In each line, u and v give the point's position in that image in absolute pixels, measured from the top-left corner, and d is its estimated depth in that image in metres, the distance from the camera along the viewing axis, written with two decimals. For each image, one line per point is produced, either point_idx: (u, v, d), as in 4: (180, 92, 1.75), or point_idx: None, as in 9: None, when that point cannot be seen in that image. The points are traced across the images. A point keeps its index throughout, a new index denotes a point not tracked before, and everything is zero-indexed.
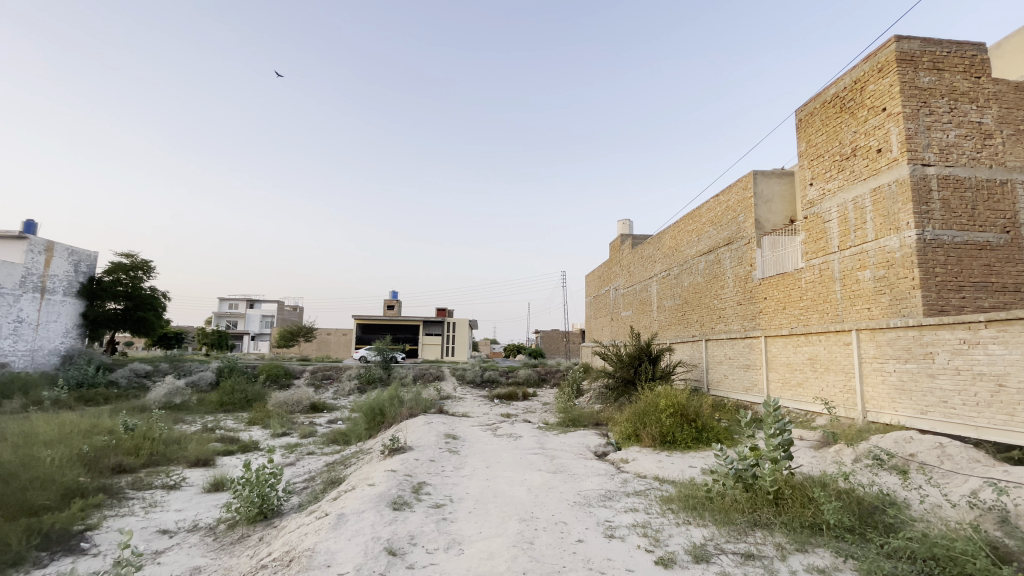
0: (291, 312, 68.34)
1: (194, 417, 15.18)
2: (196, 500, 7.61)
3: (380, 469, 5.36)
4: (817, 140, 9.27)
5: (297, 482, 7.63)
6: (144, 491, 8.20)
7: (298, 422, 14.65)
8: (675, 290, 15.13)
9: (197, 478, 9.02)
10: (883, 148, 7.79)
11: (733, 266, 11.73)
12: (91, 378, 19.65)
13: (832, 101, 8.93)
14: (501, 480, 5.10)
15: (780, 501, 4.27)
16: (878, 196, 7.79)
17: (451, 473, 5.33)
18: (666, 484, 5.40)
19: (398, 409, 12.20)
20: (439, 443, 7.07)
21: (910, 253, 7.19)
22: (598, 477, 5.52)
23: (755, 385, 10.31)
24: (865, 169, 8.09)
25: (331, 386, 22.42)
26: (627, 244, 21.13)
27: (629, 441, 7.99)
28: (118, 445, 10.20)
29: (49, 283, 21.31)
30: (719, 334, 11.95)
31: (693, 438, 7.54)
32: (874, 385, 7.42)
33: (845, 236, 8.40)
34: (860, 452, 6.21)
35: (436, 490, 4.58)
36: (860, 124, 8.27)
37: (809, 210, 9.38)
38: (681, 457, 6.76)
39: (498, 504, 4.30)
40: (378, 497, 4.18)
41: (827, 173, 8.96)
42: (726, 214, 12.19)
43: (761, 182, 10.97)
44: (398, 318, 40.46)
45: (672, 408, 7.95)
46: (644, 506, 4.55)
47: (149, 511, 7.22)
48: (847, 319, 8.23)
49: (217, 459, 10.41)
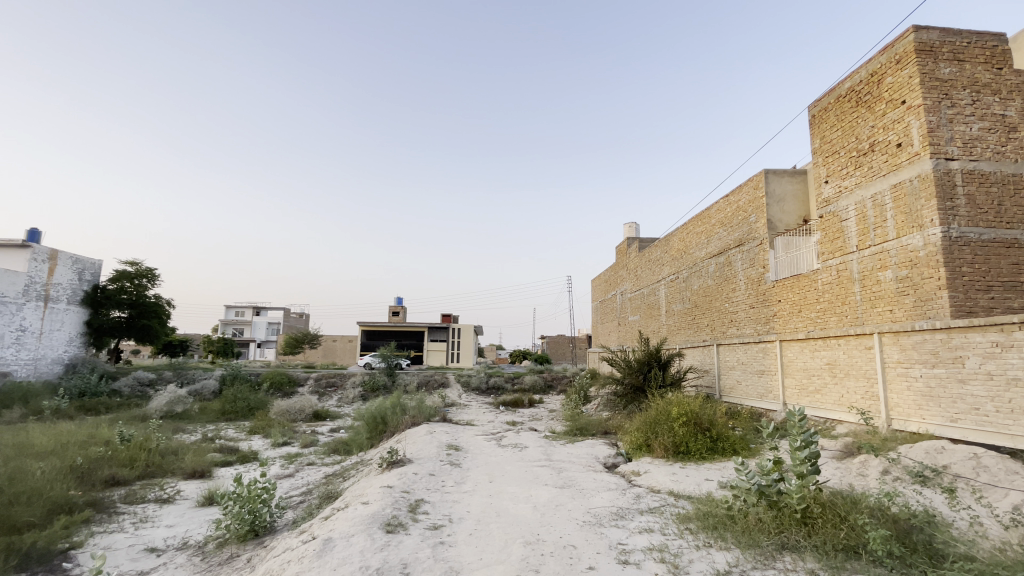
0: (297, 319, 68.37)
1: (195, 427, 14.95)
2: (189, 516, 7.32)
3: (376, 485, 5.04)
4: (832, 136, 8.93)
5: (293, 496, 7.34)
6: (136, 505, 7.92)
7: (300, 431, 14.37)
8: (684, 294, 14.76)
9: (191, 490, 8.72)
10: (904, 143, 7.43)
11: (744, 268, 11.37)
12: (94, 387, 19.50)
13: (847, 95, 8.58)
14: (505, 496, 4.77)
15: (809, 521, 3.94)
16: (899, 192, 7.42)
17: (452, 489, 4.99)
18: (682, 499, 5.05)
19: (400, 417, 11.88)
20: (440, 455, 6.73)
21: (934, 252, 6.81)
22: (609, 493, 5.17)
23: (771, 391, 9.96)
24: (884, 165, 7.74)
25: (336, 393, 22.16)
26: (633, 248, 20.76)
27: (640, 452, 7.64)
28: (113, 456, 9.94)
29: (53, 291, 21.23)
30: (731, 339, 11.58)
31: (708, 449, 7.18)
32: (899, 392, 7.04)
33: (864, 236, 8.03)
34: (888, 464, 5.85)
35: (434, 509, 4.26)
36: (878, 118, 7.92)
37: (824, 209, 9.02)
38: (696, 470, 6.40)
39: (500, 524, 3.97)
40: (371, 517, 3.86)
41: (843, 170, 8.60)
42: (736, 215, 11.83)
43: (773, 182, 10.62)
44: (403, 324, 40.21)
45: (684, 416, 7.60)
46: (660, 526, 4.20)
47: (139, 527, 6.93)
48: (868, 322, 7.84)
49: (214, 470, 10.13)
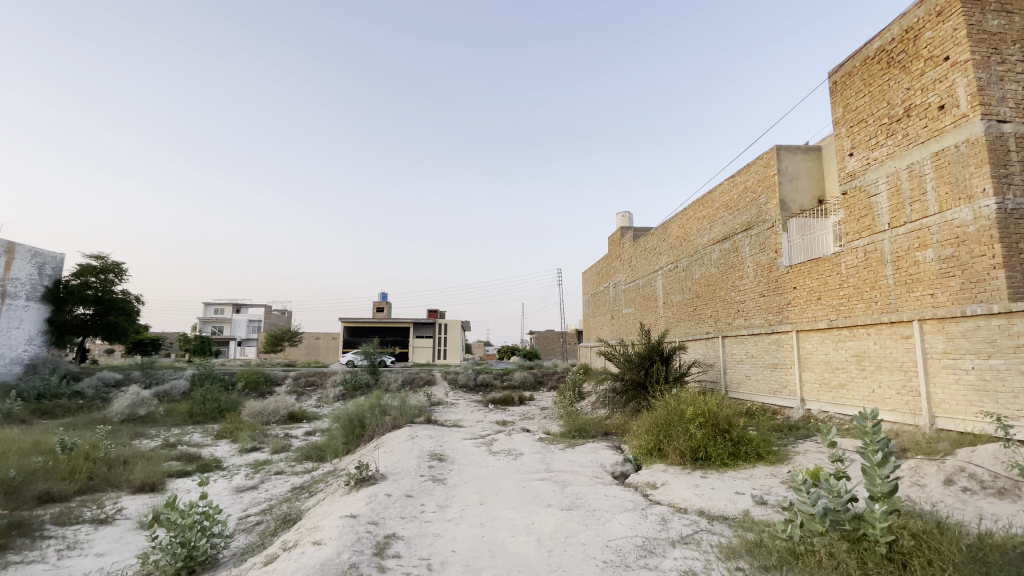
0: (278, 317, 66.53)
1: (158, 431, 13.72)
2: (125, 542, 6.22)
3: (336, 513, 4.01)
4: (857, 103, 8.04)
5: (249, 517, 6.27)
6: (67, 527, 6.76)
7: (272, 434, 13.22)
8: (684, 284, 13.88)
9: (135, 509, 7.57)
10: (947, 104, 6.56)
11: (753, 253, 10.47)
12: (54, 389, 18.13)
13: (876, 56, 7.71)
14: (500, 526, 3.75)
15: (899, 564, 3.06)
16: (943, 160, 6.55)
17: (433, 516, 3.97)
18: (719, 524, 4.10)
19: (380, 418, 10.79)
20: (421, 468, 5.69)
21: (987, 226, 5.92)
22: (626, 515, 4.18)
23: (785, 386, 9.16)
24: (923, 131, 6.86)
25: (315, 393, 20.97)
26: (628, 238, 19.86)
27: (651, 458, 6.69)
28: (52, 467, 8.73)
29: (10, 286, 19.78)
30: (738, 330, 10.69)
31: (730, 454, 6.26)
32: (946, 386, 6.21)
33: (897, 212, 7.14)
34: (949, 472, 4.99)
35: (408, 551, 3.26)
36: (915, 78, 7.04)
37: (848, 184, 8.14)
38: (721, 480, 5.50)
39: (496, 572, 2.98)
40: (320, 569, 2.85)
41: (872, 140, 7.72)
42: (744, 196, 10.92)
43: (785, 158, 9.73)
44: (387, 320, 38.89)
45: (701, 417, 6.66)
46: (703, 566, 3.25)
47: (62, 557, 5.80)
48: (903, 308, 6.92)
49: (168, 482, 9.00)
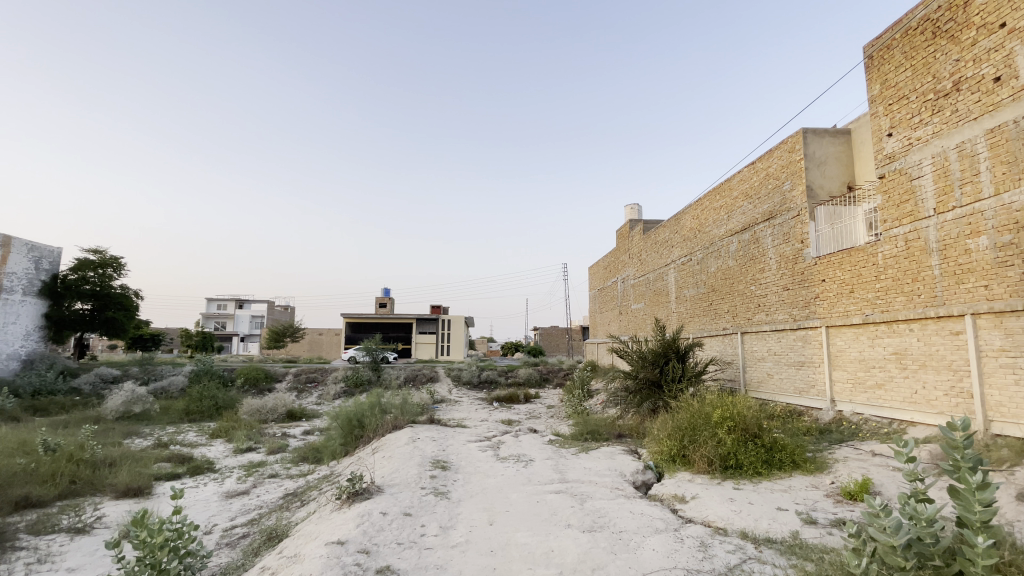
0: (282, 312, 66.32)
1: (152, 430, 13.21)
2: (100, 556, 5.68)
3: (322, 539, 3.43)
4: (898, 78, 7.39)
5: (235, 529, 5.70)
6: (41, 538, 6.21)
7: (269, 434, 12.72)
8: (698, 278, 13.27)
9: (116, 516, 7.03)
10: (1004, 76, 5.90)
11: (776, 244, 9.83)
12: (50, 386, 17.64)
13: (919, 27, 7.06)
14: (514, 555, 3.17)
15: None
16: (999, 137, 5.89)
17: (433, 543, 3.37)
18: (768, 550, 3.53)
19: (381, 417, 10.21)
20: (422, 479, 5.12)
21: None
22: (658, 539, 3.60)
23: (813, 386, 8.59)
24: (975, 106, 6.22)
25: (316, 389, 20.47)
26: (637, 230, 19.22)
27: (675, 465, 6.11)
28: (33, 470, 8.19)
29: (5, 281, 19.26)
30: (760, 326, 10.09)
31: (763, 462, 5.67)
32: (1003, 387, 5.61)
33: (945, 196, 6.50)
34: (1022, 487, 4.41)
35: None
36: (965, 48, 6.39)
37: (887, 166, 7.49)
38: (758, 492, 4.90)
39: None
40: None
41: (914, 118, 7.08)
42: (766, 184, 10.29)
43: (813, 142, 9.07)
44: (390, 316, 38.43)
45: (730, 420, 6.03)
46: None
47: (29, 572, 5.25)
48: (951, 302, 6.29)
49: (155, 486, 8.45)
